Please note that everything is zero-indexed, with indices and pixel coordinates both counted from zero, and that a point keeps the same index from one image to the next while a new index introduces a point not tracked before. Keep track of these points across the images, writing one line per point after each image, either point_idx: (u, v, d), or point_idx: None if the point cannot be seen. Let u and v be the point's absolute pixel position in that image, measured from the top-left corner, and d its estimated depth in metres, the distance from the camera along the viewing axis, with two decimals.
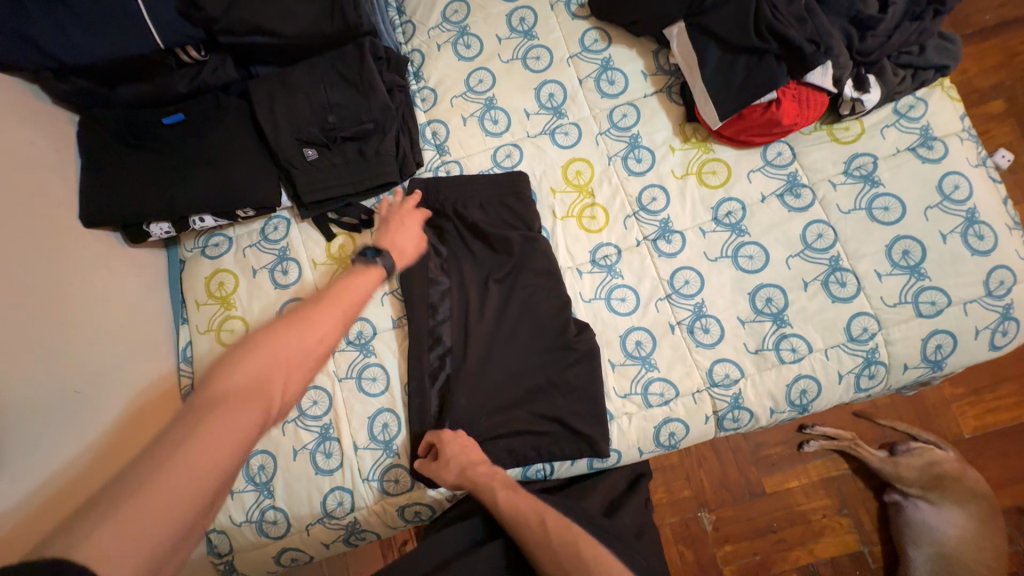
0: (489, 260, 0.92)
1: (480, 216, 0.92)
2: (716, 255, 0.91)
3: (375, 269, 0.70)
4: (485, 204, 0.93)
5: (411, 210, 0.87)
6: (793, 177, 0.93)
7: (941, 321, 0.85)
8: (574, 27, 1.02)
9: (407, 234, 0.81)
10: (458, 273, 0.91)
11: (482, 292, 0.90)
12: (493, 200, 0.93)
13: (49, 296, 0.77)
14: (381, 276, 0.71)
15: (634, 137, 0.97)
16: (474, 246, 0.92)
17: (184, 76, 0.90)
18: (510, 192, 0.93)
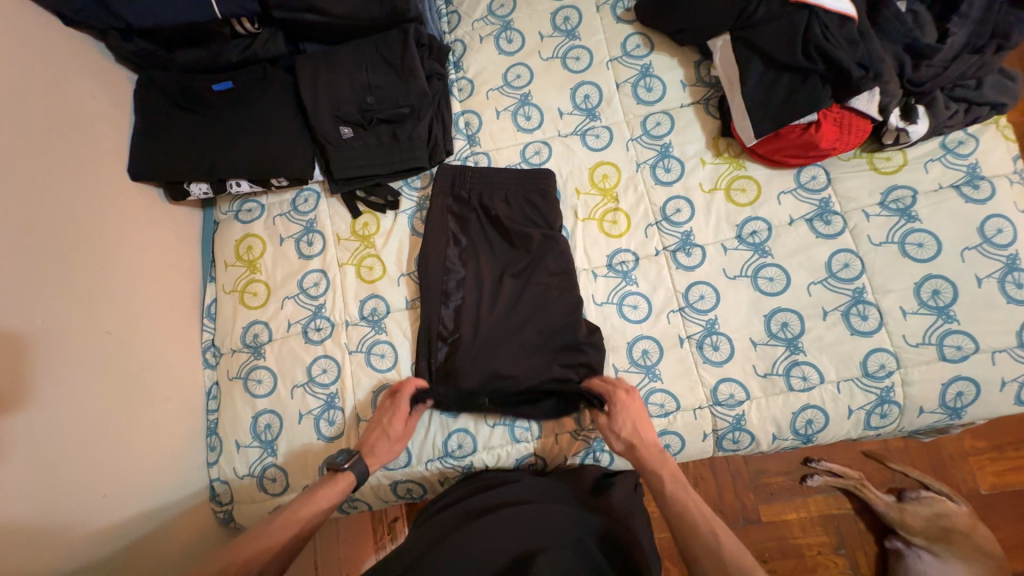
0: (505, 254, 0.93)
1: (502, 208, 0.94)
2: (735, 273, 0.90)
3: (345, 477, 0.76)
4: (507, 198, 0.95)
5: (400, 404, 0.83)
6: (825, 202, 0.90)
7: (967, 366, 0.82)
8: (618, 31, 1.01)
9: (386, 446, 0.81)
10: (475, 264, 0.93)
11: (495, 283, 0.91)
12: (515, 194, 0.94)
13: (93, 241, 0.82)
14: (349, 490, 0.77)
15: (666, 145, 0.96)
16: (494, 239, 0.94)
17: (238, 44, 0.93)
18: (533, 188, 0.94)
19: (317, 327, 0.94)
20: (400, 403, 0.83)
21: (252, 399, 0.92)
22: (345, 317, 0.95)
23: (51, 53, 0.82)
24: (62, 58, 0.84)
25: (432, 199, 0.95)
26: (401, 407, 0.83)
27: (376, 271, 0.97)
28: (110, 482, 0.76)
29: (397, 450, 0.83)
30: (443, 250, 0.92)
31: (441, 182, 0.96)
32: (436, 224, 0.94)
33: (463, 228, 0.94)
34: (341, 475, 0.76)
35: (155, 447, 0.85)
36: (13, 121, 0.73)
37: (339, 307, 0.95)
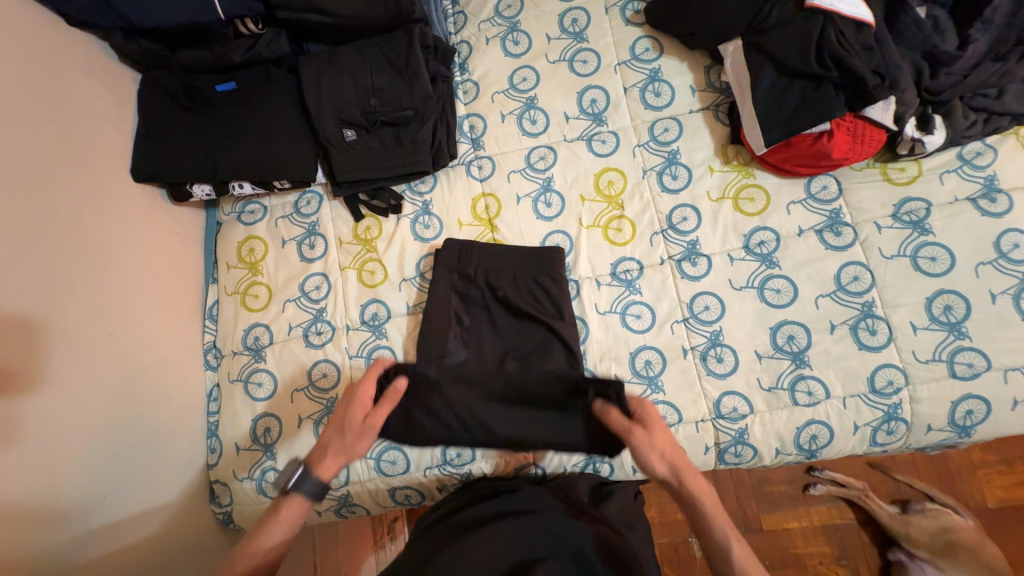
0: (511, 337, 0.89)
1: (509, 282, 0.90)
2: (741, 284, 0.88)
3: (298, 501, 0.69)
4: (515, 277, 0.91)
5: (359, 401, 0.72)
6: (836, 213, 0.88)
7: (979, 383, 0.80)
8: (627, 34, 0.99)
9: (344, 447, 0.71)
10: (477, 346, 0.89)
11: (496, 342, 0.89)
12: (520, 271, 0.91)
13: (95, 244, 0.82)
14: (313, 501, 0.70)
15: (673, 152, 0.95)
16: (497, 314, 0.90)
17: (239, 46, 0.92)
18: (542, 269, 0.91)
19: (318, 330, 0.94)
20: (357, 393, 0.72)
21: (252, 402, 0.92)
22: (346, 321, 0.94)
23: (54, 53, 0.81)
24: (65, 57, 0.83)
25: (435, 271, 0.92)
26: (359, 398, 0.72)
27: (377, 275, 0.96)
28: (112, 483, 0.77)
29: (364, 443, 0.71)
30: (447, 311, 0.90)
31: (446, 256, 0.92)
32: (442, 292, 0.90)
33: (467, 299, 0.91)
34: (292, 493, 0.69)
35: (155, 448, 0.85)
36: (17, 124, 0.73)
37: (340, 312, 0.95)
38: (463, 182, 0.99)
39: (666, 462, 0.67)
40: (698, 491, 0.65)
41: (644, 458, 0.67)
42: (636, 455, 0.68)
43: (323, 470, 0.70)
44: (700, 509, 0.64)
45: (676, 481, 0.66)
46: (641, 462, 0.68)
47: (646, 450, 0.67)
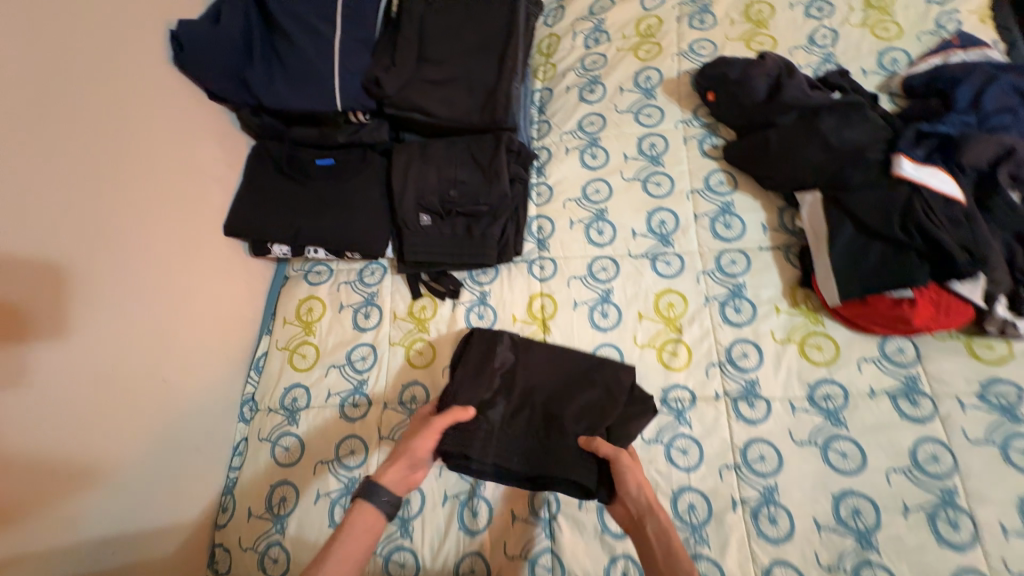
0: (555, 395, 0.85)
1: (537, 382, 0.87)
2: (803, 438, 0.83)
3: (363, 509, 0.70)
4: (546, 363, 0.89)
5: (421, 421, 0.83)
6: (912, 379, 0.83)
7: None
8: (702, 165, 1.03)
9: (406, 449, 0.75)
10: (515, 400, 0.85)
11: (534, 408, 0.84)
12: (548, 367, 0.89)
13: (176, 294, 0.88)
14: (384, 518, 0.71)
15: (738, 285, 0.94)
16: (537, 386, 0.87)
17: (348, 129, 1.00)
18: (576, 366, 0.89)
19: (355, 403, 0.94)
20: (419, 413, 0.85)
21: (275, 466, 0.91)
22: (384, 399, 0.94)
23: (188, 123, 0.92)
24: (196, 125, 0.94)
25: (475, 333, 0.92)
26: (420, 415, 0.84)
27: (425, 357, 0.96)
28: (113, 533, 0.77)
29: (431, 439, 0.75)
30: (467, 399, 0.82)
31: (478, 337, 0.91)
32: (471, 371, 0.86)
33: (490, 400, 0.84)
34: (360, 501, 0.71)
35: (173, 501, 0.85)
36: (141, 187, 0.83)
37: (381, 387, 0.95)
38: (524, 279, 1.01)
39: (641, 490, 0.71)
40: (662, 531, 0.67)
41: (622, 478, 0.72)
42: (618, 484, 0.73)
43: (393, 485, 0.73)
44: (655, 519, 0.69)
45: (650, 513, 0.70)
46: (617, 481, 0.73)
47: (627, 477, 0.72)
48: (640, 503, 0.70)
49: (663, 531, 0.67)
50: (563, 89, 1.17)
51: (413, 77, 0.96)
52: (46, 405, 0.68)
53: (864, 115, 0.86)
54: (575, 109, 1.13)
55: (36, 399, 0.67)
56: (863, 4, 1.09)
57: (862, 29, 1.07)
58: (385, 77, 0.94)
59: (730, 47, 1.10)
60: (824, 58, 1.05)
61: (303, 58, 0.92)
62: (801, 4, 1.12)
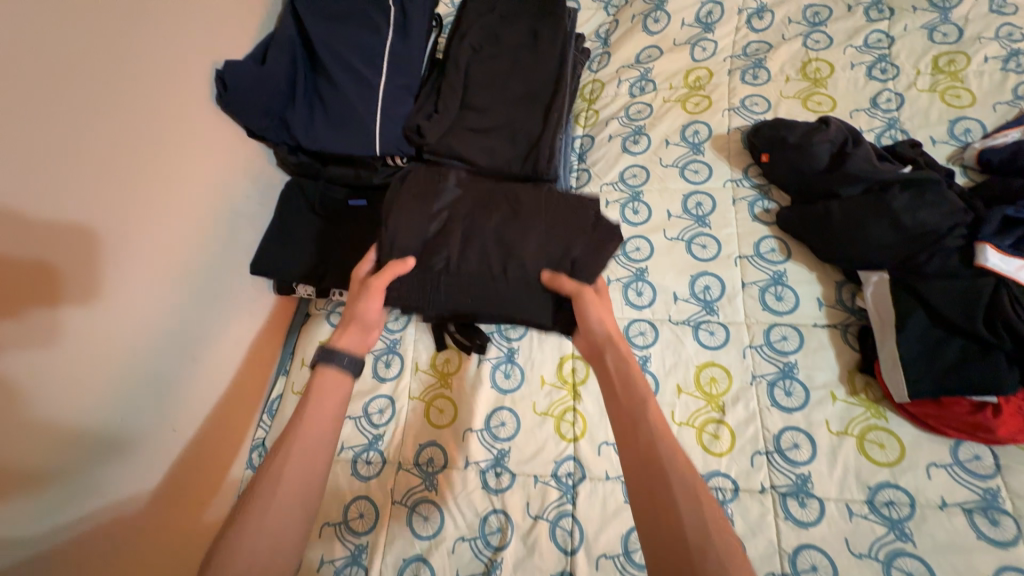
0: (505, 230, 0.83)
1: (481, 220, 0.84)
2: (862, 550, 0.73)
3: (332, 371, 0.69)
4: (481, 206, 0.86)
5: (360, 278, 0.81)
6: (991, 493, 0.73)
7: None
8: (752, 229, 0.96)
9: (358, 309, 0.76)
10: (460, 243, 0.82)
11: (484, 247, 0.82)
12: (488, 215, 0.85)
13: (196, 337, 0.85)
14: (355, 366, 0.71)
15: (789, 365, 0.86)
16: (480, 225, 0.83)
17: (382, 171, 0.96)
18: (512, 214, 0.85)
19: (368, 460, 0.89)
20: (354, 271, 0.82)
21: None
22: (399, 458, 0.89)
23: (225, 160, 0.91)
24: (232, 162, 0.93)
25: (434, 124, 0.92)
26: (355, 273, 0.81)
27: (445, 415, 0.91)
28: None
29: (377, 295, 0.77)
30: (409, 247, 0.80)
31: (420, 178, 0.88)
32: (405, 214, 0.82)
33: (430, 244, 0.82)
34: (320, 366, 0.69)
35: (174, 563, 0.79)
36: (173, 227, 0.81)
37: (397, 445, 0.90)
38: (555, 337, 0.95)
39: (603, 322, 0.74)
40: (619, 357, 0.69)
41: (585, 313, 0.75)
42: (581, 312, 0.75)
43: (352, 346, 0.73)
44: (629, 366, 0.68)
45: (610, 342, 0.72)
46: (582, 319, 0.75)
47: (588, 306, 0.75)
48: (600, 332, 0.73)
49: (635, 384, 0.66)
50: (605, 137, 1.12)
51: (456, 125, 0.94)
52: (53, 464, 0.65)
53: (940, 193, 0.80)
54: (617, 160, 1.08)
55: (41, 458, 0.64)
56: (932, 68, 1.03)
57: (929, 95, 1.00)
58: (426, 125, 0.92)
59: (785, 105, 1.05)
60: (887, 124, 0.99)
61: (347, 101, 0.90)
62: (863, 64, 1.06)
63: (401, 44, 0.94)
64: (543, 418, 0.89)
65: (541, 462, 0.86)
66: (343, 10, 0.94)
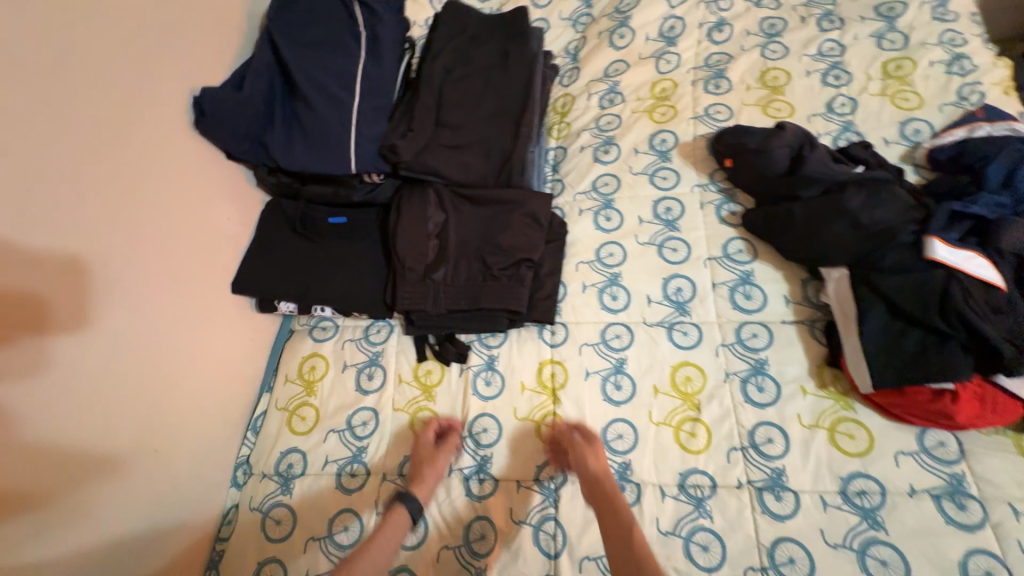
0: (486, 238, 0.96)
1: (466, 229, 0.97)
2: (837, 541, 0.75)
3: (400, 515, 0.78)
4: (467, 212, 0.98)
5: (429, 439, 0.89)
6: (958, 479, 0.75)
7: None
8: (720, 231, 1.00)
9: (432, 472, 0.84)
10: (450, 256, 0.96)
11: (470, 258, 0.96)
12: (473, 221, 0.97)
13: (178, 357, 0.85)
14: (409, 520, 0.79)
15: (760, 361, 0.89)
16: (467, 234, 0.97)
17: (362, 189, 0.99)
18: (493, 220, 0.97)
19: (353, 472, 0.90)
20: (419, 437, 0.89)
21: (264, 541, 0.86)
22: (383, 470, 0.90)
23: (205, 181, 0.92)
24: (213, 182, 0.94)
25: (408, 136, 0.95)
26: (422, 438, 0.89)
27: (428, 426, 0.92)
28: None
29: (444, 456, 0.86)
30: (410, 262, 0.95)
31: (410, 199, 0.98)
32: (406, 233, 0.96)
33: (427, 258, 0.96)
34: (395, 506, 0.79)
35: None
36: (151, 249, 0.81)
37: (381, 457, 0.91)
38: (533, 344, 0.97)
39: (598, 460, 0.80)
40: (618, 504, 0.75)
41: (582, 457, 0.81)
42: (577, 457, 0.81)
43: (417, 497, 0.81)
44: (618, 503, 0.75)
45: (605, 479, 0.79)
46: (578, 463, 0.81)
47: (580, 452, 0.81)
48: (597, 470, 0.79)
49: (622, 516, 0.74)
50: (577, 148, 1.16)
51: (431, 142, 0.97)
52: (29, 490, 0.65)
53: (892, 193, 0.84)
54: (589, 170, 1.12)
55: (14, 487, 0.64)
56: (882, 74, 1.08)
57: (881, 99, 1.06)
58: (401, 144, 0.94)
59: (746, 113, 1.10)
60: (843, 127, 1.04)
61: (323, 122, 0.92)
62: (817, 72, 1.11)
63: (374, 69, 0.98)
64: (525, 423, 0.91)
65: (523, 467, 0.87)
66: (315, 36, 0.98)
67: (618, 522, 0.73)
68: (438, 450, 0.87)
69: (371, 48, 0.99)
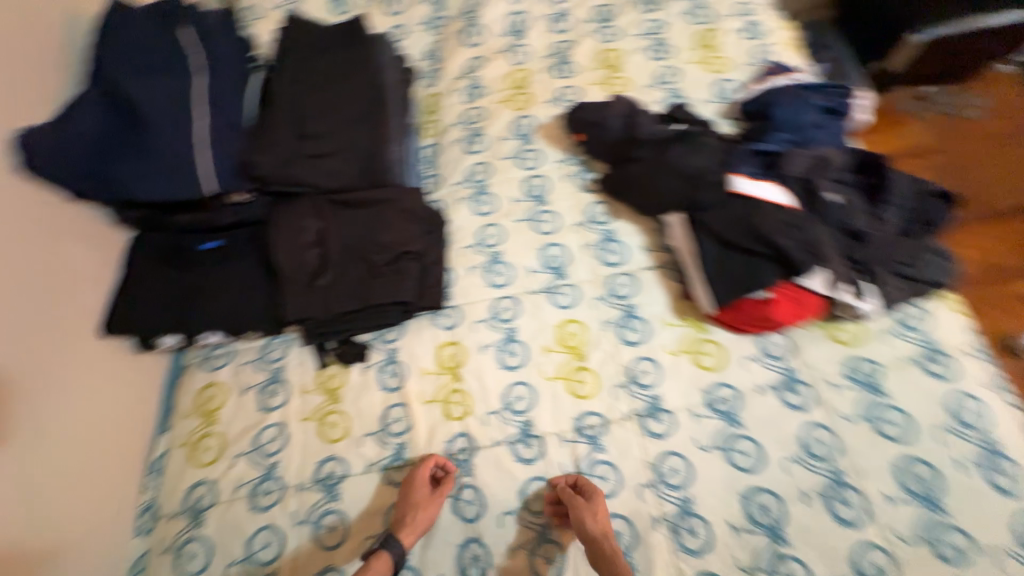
0: (366, 237, 1.00)
1: (344, 232, 1.00)
2: (708, 444, 0.87)
3: (384, 559, 0.78)
4: (343, 216, 1.01)
5: (422, 483, 0.85)
6: (791, 370, 0.90)
7: (1020, 508, 0.76)
8: (582, 198, 1.11)
9: (421, 515, 0.82)
10: (331, 260, 0.99)
11: (353, 259, 0.99)
12: (350, 223, 1.00)
13: (44, 409, 0.81)
14: (392, 566, 0.79)
15: (630, 306, 1.00)
16: (346, 236, 1.00)
17: (230, 212, 1.00)
18: (371, 220, 1.00)
19: (267, 490, 0.89)
20: (416, 475, 0.85)
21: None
22: (297, 480, 0.90)
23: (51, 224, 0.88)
24: (60, 225, 0.90)
25: (267, 149, 0.97)
26: (418, 477, 0.85)
27: (338, 429, 0.94)
28: None
29: (436, 505, 0.84)
30: (291, 272, 0.97)
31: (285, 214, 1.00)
32: (284, 246, 0.97)
33: (310, 266, 0.98)
34: (379, 552, 0.79)
35: None
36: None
37: (294, 469, 0.91)
38: (430, 330, 1.02)
39: (599, 519, 0.78)
40: (613, 555, 0.76)
41: (580, 515, 0.78)
42: (576, 517, 0.79)
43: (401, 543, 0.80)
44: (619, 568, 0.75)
45: (605, 538, 0.78)
46: (576, 520, 0.79)
47: (581, 511, 0.79)
48: (596, 531, 0.77)
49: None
50: (448, 143, 1.24)
51: (294, 153, 0.99)
52: None
53: (703, 142, 0.98)
54: (462, 161, 1.20)
55: None
56: (694, 45, 1.26)
57: (696, 66, 1.23)
58: (259, 159, 0.96)
59: (591, 92, 1.23)
60: (670, 93, 1.19)
61: (172, 148, 0.92)
62: (644, 49, 1.27)
63: (221, 89, 0.98)
64: (431, 405, 0.94)
65: (434, 445, 0.91)
66: (150, 62, 0.96)
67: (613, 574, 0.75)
68: (433, 495, 0.84)
69: (213, 68, 0.99)
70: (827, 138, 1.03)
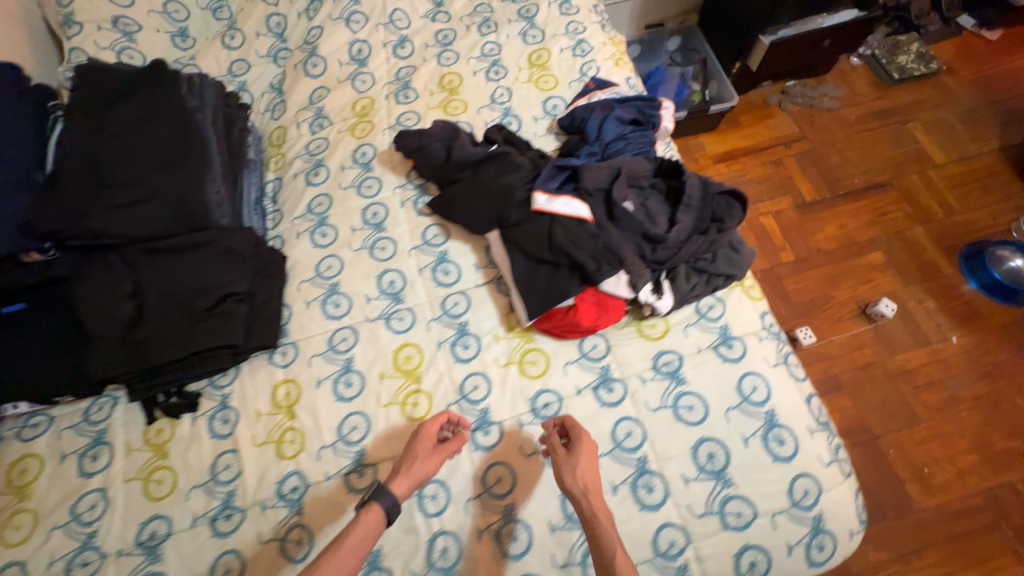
0: (185, 284, 0.96)
1: (157, 281, 0.96)
2: (530, 450, 0.91)
3: (374, 511, 0.76)
4: (158, 264, 0.97)
5: (428, 443, 0.85)
6: (605, 370, 0.96)
7: (793, 472, 0.85)
8: (418, 222, 1.13)
9: (420, 466, 0.82)
10: (146, 311, 0.95)
11: (168, 307, 0.95)
12: (167, 270, 0.97)
13: None
14: (383, 518, 0.76)
15: (463, 324, 1.03)
16: (164, 285, 0.96)
17: (34, 269, 0.96)
18: (188, 266, 0.97)
19: (84, 561, 0.85)
20: (424, 426, 0.86)
21: None
22: (118, 546, 0.86)
23: None
24: None
25: (54, 206, 0.95)
26: (426, 431, 0.85)
27: (164, 486, 0.91)
28: None
29: (436, 459, 0.84)
30: (98, 330, 0.93)
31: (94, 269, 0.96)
32: (90, 302, 0.94)
33: (125, 319, 0.94)
34: (371, 502, 0.77)
35: None
36: None
37: (114, 534, 0.87)
38: (265, 371, 1.00)
39: (579, 478, 0.78)
40: (596, 505, 0.76)
41: (578, 462, 0.80)
42: (559, 468, 0.80)
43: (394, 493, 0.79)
44: (595, 525, 0.73)
45: (585, 499, 0.76)
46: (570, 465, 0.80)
47: (564, 464, 0.80)
48: (577, 489, 0.77)
49: (599, 544, 0.72)
50: (290, 176, 1.23)
51: (95, 207, 0.96)
52: None
53: (515, 163, 1.05)
54: (303, 193, 1.19)
55: None
56: (528, 64, 1.32)
57: (528, 85, 1.29)
58: (45, 217, 0.93)
59: (430, 116, 1.26)
60: (503, 113, 1.25)
61: None
62: (481, 71, 1.32)
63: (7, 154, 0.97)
64: (263, 447, 0.93)
65: (265, 488, 0.90)
66: None
67: (591, 530, 0.74)
68: (429, 451, 0.84)
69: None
70: (634, 146, 1.11)
